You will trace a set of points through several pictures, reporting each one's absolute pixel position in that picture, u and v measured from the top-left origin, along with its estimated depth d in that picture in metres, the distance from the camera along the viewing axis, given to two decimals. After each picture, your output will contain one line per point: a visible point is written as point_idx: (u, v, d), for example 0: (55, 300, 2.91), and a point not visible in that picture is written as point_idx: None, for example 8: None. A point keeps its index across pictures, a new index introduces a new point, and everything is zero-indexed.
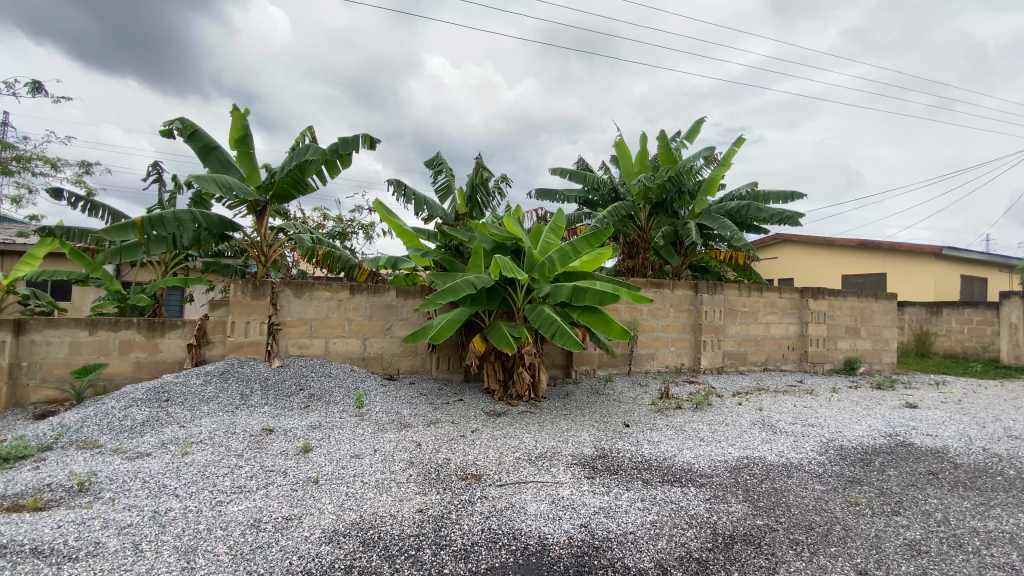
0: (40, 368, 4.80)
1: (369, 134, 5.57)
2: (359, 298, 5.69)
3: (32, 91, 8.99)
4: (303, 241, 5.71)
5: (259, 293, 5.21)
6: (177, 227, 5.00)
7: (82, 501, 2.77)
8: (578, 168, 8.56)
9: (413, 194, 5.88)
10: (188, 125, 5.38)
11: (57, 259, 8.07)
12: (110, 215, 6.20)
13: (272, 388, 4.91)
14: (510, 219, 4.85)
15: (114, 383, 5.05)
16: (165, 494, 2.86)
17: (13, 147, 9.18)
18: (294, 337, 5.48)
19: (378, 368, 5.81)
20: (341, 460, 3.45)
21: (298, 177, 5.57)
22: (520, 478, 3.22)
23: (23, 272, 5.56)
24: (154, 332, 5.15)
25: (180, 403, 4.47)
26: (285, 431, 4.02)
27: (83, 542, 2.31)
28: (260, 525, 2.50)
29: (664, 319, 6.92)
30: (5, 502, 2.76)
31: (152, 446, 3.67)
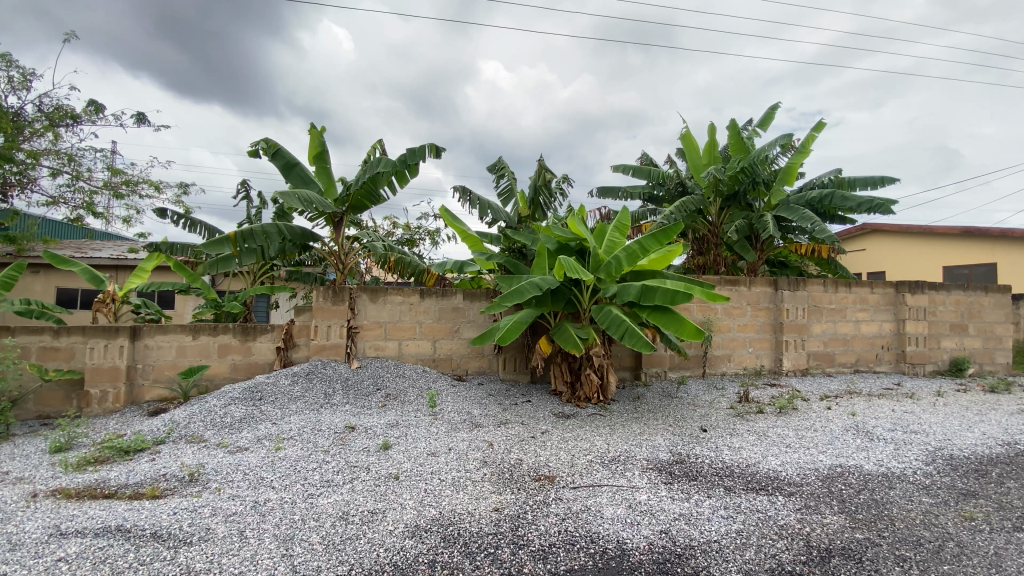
0: (152, 370, 5.35)
1: (435, 143, 5.76)
2: (428, 301, 5.88)
3: (138, 121, 10.08)
4: (376, 248, 5.99)
5: (338, 298, 5.52)
6: (264, 240, 5.40)
7: (192, 490, 3.06)
8: (642, 163, 8.34)
9: (478, 199, 5.98)
10: (272, 145, 5.81)
11: (163, 272, 8.97)
12: (206, 231, 6.82)
13: (351, 388, 5.19)
14: (575, 219, 4.80)
15: (214, 383, 5.54)
16: (263, 486, 3.09)
17: (123, 173, 10.32)
18: (371, 339, 5.75)
19: (448, 368, 5.95)
20: (418, 457, 3.58)
21: (370, 188, 5.85)
22: (594, 481, 3.18)
23: (135, 284, 6.21)
24: (247, 336, 5.60)
25: (271, 402, 4.82)
26: (366, 429, 4.22)
27: (196, 527, 2.55)
28: (349, 518, 2.64)
29: (740, 318, 6.58)
30: (130, 490, 3.10)
31: (250, 441, 3.98)
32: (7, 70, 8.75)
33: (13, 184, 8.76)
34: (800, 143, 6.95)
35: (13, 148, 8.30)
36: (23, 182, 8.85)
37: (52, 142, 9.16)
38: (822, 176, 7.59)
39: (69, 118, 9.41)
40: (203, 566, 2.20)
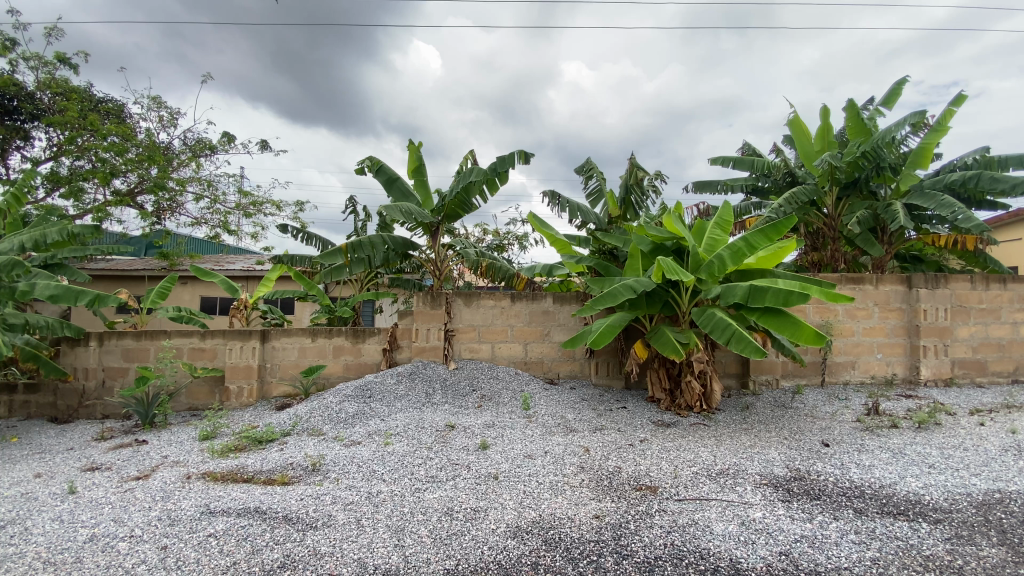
0: (279, 368, 5.97)
1: (524, 149, 5.85)
2: (519, 305, 5.96)
3: (261, 147, 11.35)
4: (469, 255, 6.18)
5: (436, 303, 5.79)
6: (370, 250, 5.82)
7: (314, 479, 3.37)
8: (743, 155, 7.80)
9: (567, 202, 5.96)
10: (375, 162, 6.25)
11: (284, 281, 10.00)
12: (319, 244, 7.49)
13: (449, 389, 5.41)
14: (672, 217, 4.60)
15: (330, 381, 6.05)
16: (375, 479, 3.31)
17: (251, 194, 11.67)
18: (466, 342, 5.96)
19: (540, 372, 5.98)
20: (516, 459, 3.63)
21: (463, 197, 6.06)
22: (701, 494, 3.01)
23: (263, 292, 6.95)
24: (357, 339, 6.06)
25: (379, 399, 5.16)
26: (465, 429, 4.37)
27: (320, 513, 2.80)
28: (453, 514, 2.75)
29: (866, 321, 5.90)
30: (264, 476, 3.49)
31: (362, 436, 4.29)
32: (161, 112, 10.33)
33: (166, 209, 10.29)
34: (936, 120, 6.09)
35: (165, 178, 9.74)
36: (174, 207, 10.36)
37: (195, 171, 10.61)
38: (966, 156, 6.59)
39: (208, 149, 10.86)
40: (328, 550, 2.41)
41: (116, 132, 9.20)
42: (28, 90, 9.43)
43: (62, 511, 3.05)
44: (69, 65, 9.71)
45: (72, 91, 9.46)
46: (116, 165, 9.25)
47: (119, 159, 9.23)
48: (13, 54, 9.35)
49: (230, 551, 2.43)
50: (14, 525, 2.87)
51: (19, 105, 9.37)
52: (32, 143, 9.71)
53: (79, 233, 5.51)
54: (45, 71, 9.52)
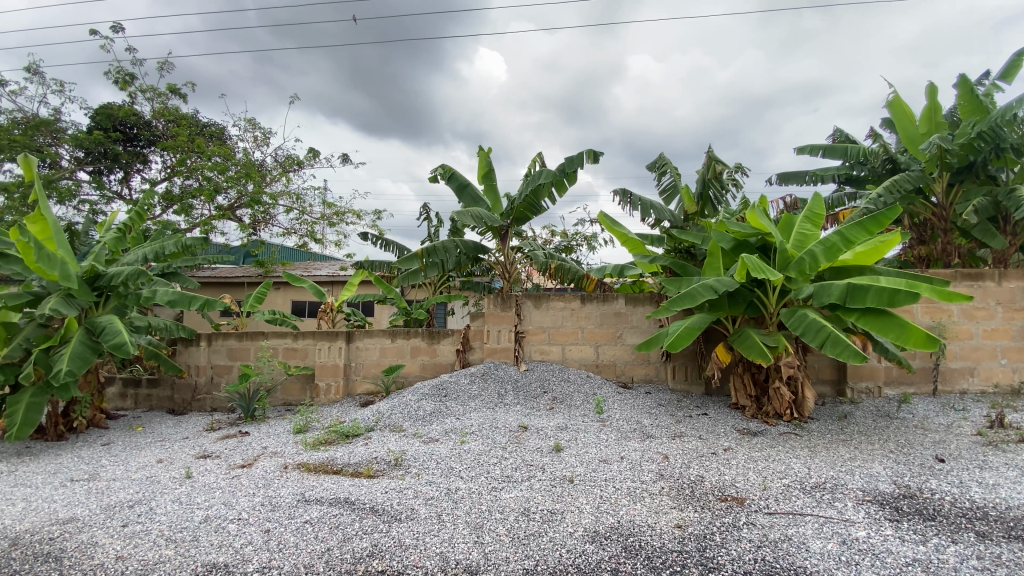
0: (362, 367, 6.32)
1: (593, 148, 5.78)
2: (590, 306, 5.88)
3: (342, 160, 12.11)
4: (538, 257, 6.20)
5: (507, 305, 5.87)
6: (444, 254, 6.02)
7: (396, 473, 3.53)
8: (834, 142, 7.20)
9: (639, 200, 5.80)
10: (447, 169, 6.46)
11: (364, 286, 10.57)
12: (396, 250, 7.85)
13: (521, 390, 5.45)
14: (756, 212, 4.34)
15: (408, 381, 6.31)
16: (452, 476, 3.41)
17: (334, 205, 12.47)
18: (537, 344, 5.97)
19: (613, 375, 5.86)
20: (591, 462, 3.59)
21: (532, 200, 6.10)
22: (794, 508, 2.81)
23: (346, 296, 7.39)
24: (433, 340, 6.28)
25: (454, 399, 5.31)
26: (538, 430, 4.38)
27: (404, 507, 2.92)
28: (530, 515, 2.76)
29: (986, 322, 5.24)
30: (351, 468, 3.70)
31: (439, 433, 4.44)
32: (255, 133, 11.32)
33: (261, 221, 11.24)
34: None
35: (260, 193, 10.66)
36: (267, 219, 11.30)
37: (285, 185, 11.51)
38: None
39: (296, 165, 11.74)
40: (412, 542, 2.51)
41: (218, 152, 10.27)
42: (146, 120, 10.69)
43: (181, 494, 3.43)
44: (179, 95, 10.91)
45: (182, 119, 10.62)
46: (218, 183, 10.25)
47: (220, 177, 10.24)
48: (135, 89, 10.66)
49: (324, 537, 2.60)
50: (142, 504, 3.26)
51: (139, 133, 10.66)
52: (149, 166, 10.96)
53: (190, 244, 6.16)
54: (159, 102, 10.77)
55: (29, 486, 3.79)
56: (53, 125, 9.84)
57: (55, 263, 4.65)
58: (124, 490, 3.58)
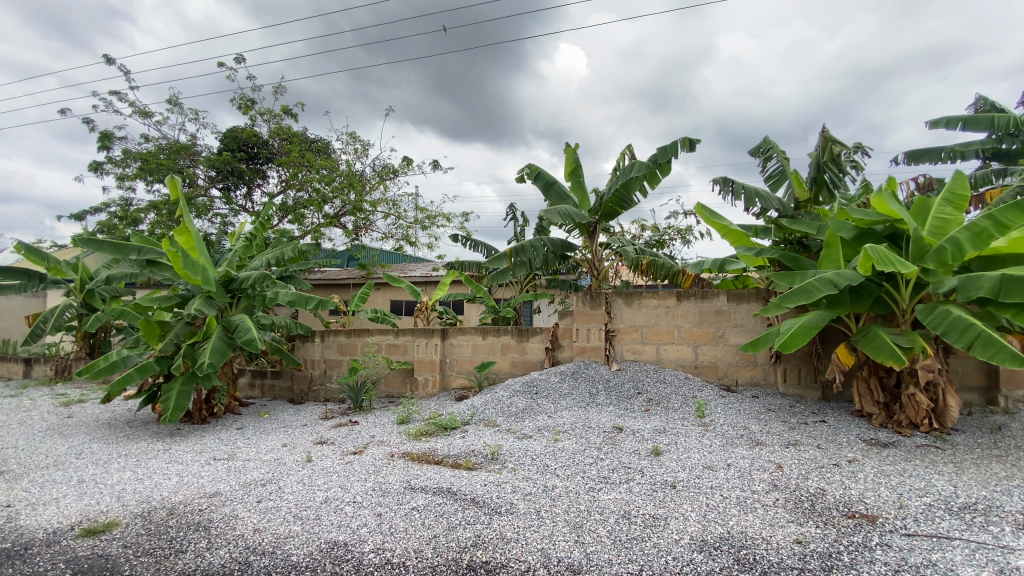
0: (456, 363, 6.56)
1: (688, 136, 5.50)
2: (686, 304, 5.61)
3: (432, 166, 12.67)
4: (628, 253, 6.01)
5: (596, 303, 5.78)
6: (532, 253, 6.05)
7: (493, 467, 3.62)
8: (977, 111, 6.23)
9: (742, 188, 5.42)
10: (533, 168, 6.50)
11: (455, 285, 10.97)
12: (485, 250, 8.06)
13: (614, 390, 5.34)
14: (883, 197, 3.85)
15: (499, 377, 6.43)
16: (548, 473, 3.43)
17: (426, 209, 13.07)
18: (629, 343, 5.81)
19: (714, 377, 5.55)
20: (693, 468, 3.41)
21: (622, 194, 5.95)
22: (938, 531, 2.47)
23: (439, 296, 7.71)
24: (522, 337, 6.34)
25: (546, 396, 5.32)
26: (634, 432, 4.25)
27: (503, 500, 2.98)
28: (632, 518, 2.69)
29: None
30: (451, 460, 3.86)
31: (532, 430, 4.48)
32: (355, 145, 12.20)
33: (362, 227, 12.10)
34: None
35: (361, 201, 11.48)
36: (368, 225, 12.14)
37: (383, 193, 12.29)
38: None
39: (392, 173, 12.48)
40: (513, 536, 2.55)
41: (325, 166, 11.18)
42: (265, 140, 11.94)
43: (303, 475, 3.79)
44: (291, 115, 12.07)
45: (293, 137, 11.73)
46: (325, 193, 11.19)
47: (327, 188, 11.17)
48: (255, 113, 11.95)
49: (430, 525, 2.73)
50: (272, 483, 3.64)
51: (259, 152, 11.94)
52: (268, 181, 12.23)
53: (304, 250, 6.78)
54: (275, 123, 11.98)
55: (182, 462, 4.39)
56: (191, 149, 11.31)
57: (198, 270, 5.35)
58: (257, 470, 4.03)
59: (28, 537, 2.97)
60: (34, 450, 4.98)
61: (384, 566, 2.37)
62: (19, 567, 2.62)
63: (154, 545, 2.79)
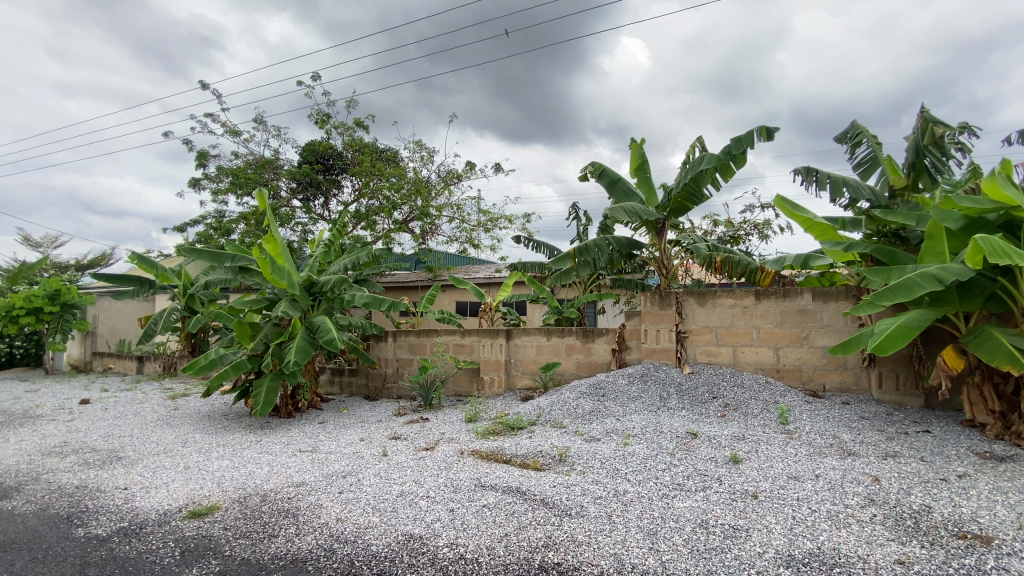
0: (521, 364, 6.60)
1: (764, 125, 5.20)
2: (766, 303, 5.30)
3: (495, 169, 12.85)
4: (700, 250, 5.77)
5: (666, 303, 5.59)
6: (596, 253, 5.95)
7: (562, 468, 3.60)
8: None
9: (827, 177, 5.04)
10: (597, 166, 6.40)
11: (519, 287, 11.05)
12: (548, 250, 8.05)
13: (687, 394, 5.14)
14: (996, 181, 3.43)
15: (565, 378, 6.39)
16: (619, 477, 3.35)
17: (490, 212, 13.28)
18: (702, 344, 5.57)
19: (797, 381, 5.19)
20: (777, 478, 3.21)
21: (692, 189, 5.72)
22: None
23: (503, 296, 7.79)
24: (588, 338, 6.26)
25: (614, 399, 5.22)
26: (710, 438, 4.06)
27: (573, 503, 2.96)
28: (710, 528, 2.57)
29: None
30: (520, 459, 3.89)
31: (601, 433, 4.42)
32: (422, 153, 12.64)
33: (429, 231, 12.50)
34: None
35: (428, 206, 11.87)
36: (434, 229, 12.52)
37: (447, 197, 12.63)
38: None
39: (456, 178, 12.79)
40: (585, 539, 2.53)
41: (394, 174, 11.68)
42: (339, 152, 12.67)
43: (380, 469, 3.96)
44: (363, 127, 12.71)
45: (365, 148, 12.36)
46: (394, 200, 11.70)
47: (396, 195, 11.66)
48: (330, 126, 12.70)
49: (501, 523, 2.77)
50: (352, 476, 3.85)
51: (335, 163, 12.68)
52: (342, 190, 12.94)
53: (377, 254, 7.11)
54: (348, 135, 12.67)
55: (272, 453, 4.75)
56: (275, 163, 12.22)
57: (284, 275, 5.76)
58: (338, 462, 4.28)
59: (143, 517, 3.33)
60: (148, 439, 5.58)
61: (458, 561, 2.43)
62: (137, 543, 2.94)
63: (249, 528, 3.03)
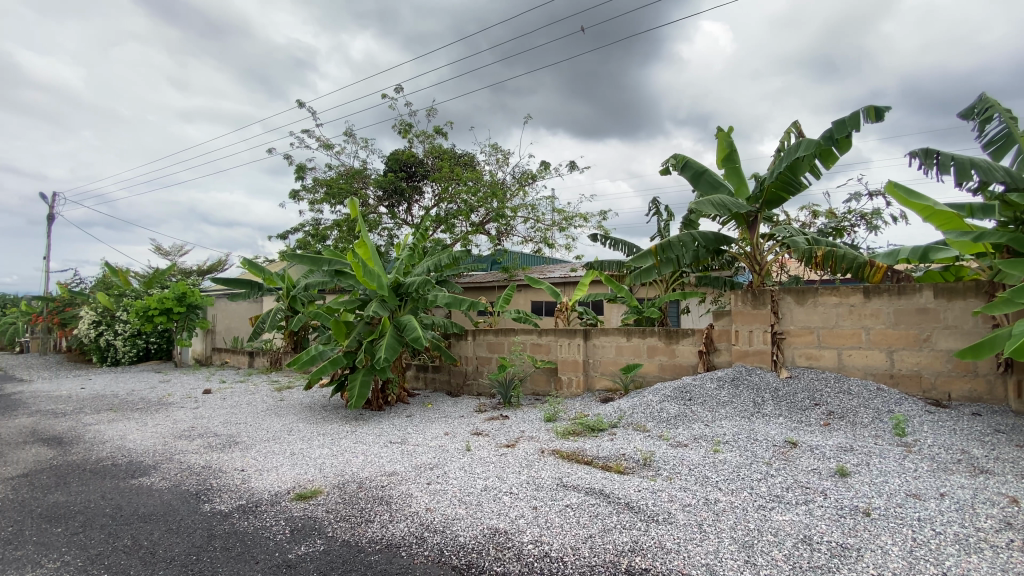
0: (600, 364, 6.51)
1: (873, 104, 4.71)
2: (877, 302, 4.80)
3: (570, 167, 12.77)
4: (799, 243, 5.34)
5: (760, 302, 5.24)
6: (680, 249, 5.69)
7: (647, 473, 3.50)
8: None
9: (951, 158, 4.46)
10: (680, 158, 6.15)
11: (596, 286, 10.89)
12: (627, 247, 7.86)
13: (784, 400, 4.78)
14: None
15: (647, 380, 6.20)
16: (709, 485, 3.20)
17: (565, 211, 13.23)
18: (801, 347, 5.16)
19: (916, 389, 4.65)
20: (892, 495, 2.90)
21: (789, 178, 5.31)
22: None
23: (581, 296, 7.72)
24: (672, 339, 6.02)
25: (701, 403, 4.99)
26: (812, 448, 3.75)
27: (661, 509, 2.87)
28: (814, 544, 2.38)
29: None
30: (602, 461, 3.84)
31: (688, 438, 4.24)
32: (498, 156, 12.87)
33: (504, 232, 12.68)
34: None
35: (503, 208, 12.07)
36: (510, 230, 12.69)
37: (523, 198, 12.75)
38: None
39: (531, 178, 12.87)
40: (674, 546, 2.44)
41: (471, 177, 12.00)
42: (420, 159, 13.25)
43: (464, 463, 4.09)
44: (442, 134, 13.18)
45: (444, 154, 12.82)
46: (472, 203, 12.01)
47: (473, 198, 11.98)
48: (412, 135, 13.31)
49: (585, 524, 2.75)
50: (438, 468, 4.01)
51: (416, 170, 13.28)
52: (423, 195, 13.52)
53: (457, 255, 7.34)
54: (428, 142, 13.21)
55: (365, 443, 5.08)
56: (363, 173, 13.03)
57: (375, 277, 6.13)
58: (425, 454, 4.48)
59: (258, 496, 3.71)
60: (259, 426, 6.19)
61: (543, 558, 2.45)
62: (253, 519, 3.28)
63: (348, 512, 3.27)
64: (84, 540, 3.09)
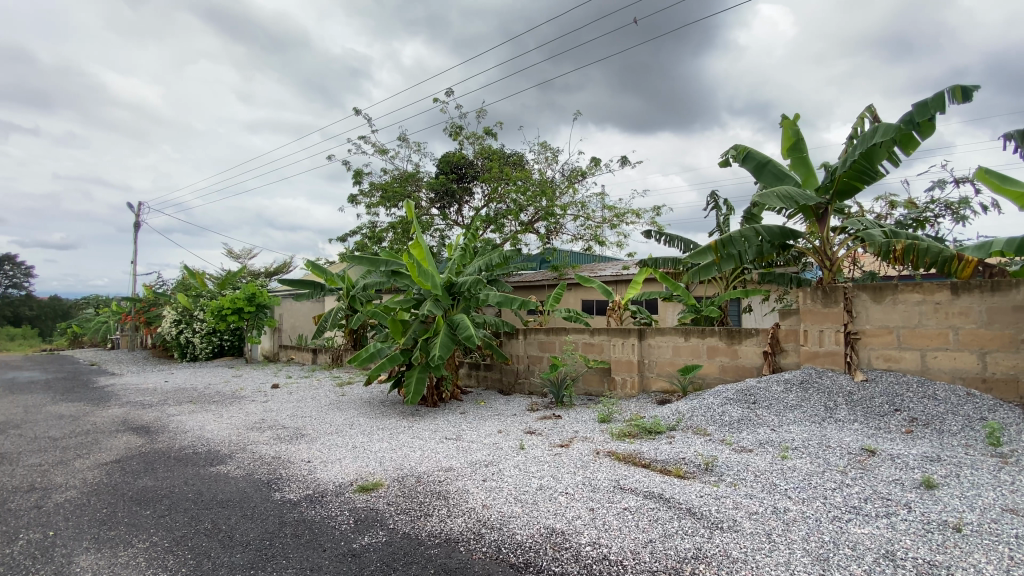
0: (656, 365, 6.35)
1: (961, 84, 4.32)
2: (968, 300, 4.38)
3: (621, 163, 12.54)
4: (875, 237, 4.97)
5: (831, 300, 4.93)
6: (742, 244, 5.43)
7: (709, 479, 3.38)
8: None
9: None
10: (741, 149, 5.87)
11: (649, 284, 10.62)
12: (683, 244, 7.61)
13: (860, 405, 4.47)
14: None
15: (706, 382, 5.98)
16: (776, 493, 3.05)
17: (616, 208, 13.00)
18: (879, 348, 4.80)
19: (1014, 395, 4.22)
20: (988, 510, 2.64)
21: (863, 166, 4.95)
22: None
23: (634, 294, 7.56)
24: (733, 339, 5.77)
25: (767, 406, 4.75)
26: (893, 457, 3.48)
27: (725, 516, 2.76)
28: (898, 561, 2.20)
29: None
30: (660, 465, 3.74)
31: (752, 443, 4.05)
32: (547, 154, 12.84)
33: (554, 231, 12.63)
34: None
35: (553, 206, 12.03)
36: (559, 229, 12.63)
37: (573, 195, 12.65)
38: None
39: (581, 175, 12.75)
40: (740, 556, 2.34)
41: (521, 177, 12.04)
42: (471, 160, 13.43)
43: (519, 462, 4.11)
44: (491, 135, 13.31)
45: (494, 154, 12.92)
46: (522, 202, 12.05)
47: (523, 197, 12.01)
48: (462, 137, 13.52)
49: (645, 528, 2.69)
50: (493, 465, 4.05)
51: (467, 171, 13.48)
52: (473, 195, 13.70)
53: (509, 254, 7.38)
54: (478, 144, 13.37)
55: (422, 439, 5.21)
56: (416, 176, 13.37)
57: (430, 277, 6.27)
58: (480, 451, 4.54)
59: (324, 487, 3.89)
60: (323, 420, 6.49)
61: (602, 561, 2.42)
62: (320, 509, 3.44)
63: (408, 506, 3.36)
64: (171, 523, 3.36)
